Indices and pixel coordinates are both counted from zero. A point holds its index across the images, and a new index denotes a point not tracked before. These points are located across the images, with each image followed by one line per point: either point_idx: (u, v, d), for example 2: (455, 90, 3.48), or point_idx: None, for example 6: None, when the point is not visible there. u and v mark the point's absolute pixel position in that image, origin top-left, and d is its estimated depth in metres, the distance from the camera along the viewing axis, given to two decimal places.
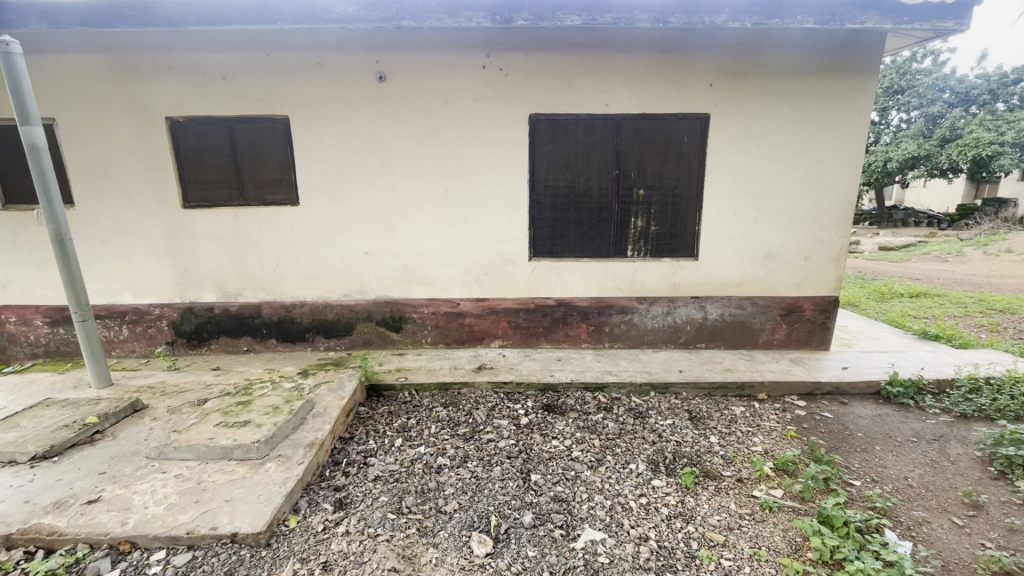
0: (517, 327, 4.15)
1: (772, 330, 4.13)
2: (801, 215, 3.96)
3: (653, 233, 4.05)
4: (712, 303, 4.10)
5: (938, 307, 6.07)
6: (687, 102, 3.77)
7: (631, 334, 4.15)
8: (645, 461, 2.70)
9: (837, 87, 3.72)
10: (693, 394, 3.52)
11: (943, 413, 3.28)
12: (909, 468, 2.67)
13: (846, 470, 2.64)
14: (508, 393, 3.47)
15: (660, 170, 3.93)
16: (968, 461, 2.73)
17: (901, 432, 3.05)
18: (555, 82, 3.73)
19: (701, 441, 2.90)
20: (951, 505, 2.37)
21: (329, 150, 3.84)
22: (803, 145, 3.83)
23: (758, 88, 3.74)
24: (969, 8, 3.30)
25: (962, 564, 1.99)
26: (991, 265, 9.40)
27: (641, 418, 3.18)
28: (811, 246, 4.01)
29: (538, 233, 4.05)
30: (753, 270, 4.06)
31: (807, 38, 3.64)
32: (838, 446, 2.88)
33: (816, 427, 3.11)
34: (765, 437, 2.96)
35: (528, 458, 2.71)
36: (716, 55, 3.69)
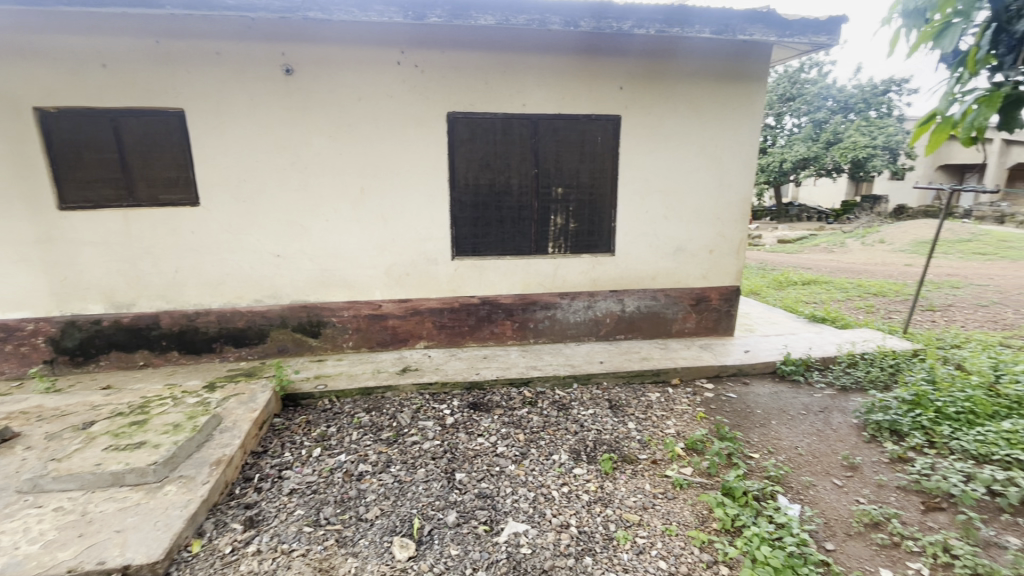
0: (442, 326, 4.11)
1: (684, 319, 4.41)
2: (705, 211, 4.26)
3: (572, 230, 4.17)
4: (629, 296, 4.30)
5: (825, 293, 6.77)
6: (599, 103, 3.93)
7: (555, 329, 4.26)
8: (568, 451, 2.79)
9: (732, 93, 4.04)
10: (613, 383, 3.67)
11: (828, 386, 3.67)
12: (799, 438, 2.97)
13: (747, 444, 2.88)
14: (433, 394, 3.44)
15: (577, 169, 4.05)
16: (848, 428, 3.08)
17: (793, 406, 3.38)
18: (471, 80, 3.74)
19: (620, 428, 3.04)
20: (833, 468, 2.66)
21: (232, 147, 3.59)
22: (705, 146, 4.12)
23: (663, 92, 3.96)
24: (839, 25, 3.70)
25: (841, 520, 2.25)
26: (868, 254, 10.63)
27: (564, 410, 3.27)
28: (714, 240, 4.32)
29: (460, 232, 4.03)
30: (665, 264, 4.31)
31: (705, 46, 3.91)
32: (741, 423, 3.14)
33: (722, 407, 3.36)
34: (677, 419, 3.16)
35: (452, 457, 2.70)
36: (624, 59, 3.87)
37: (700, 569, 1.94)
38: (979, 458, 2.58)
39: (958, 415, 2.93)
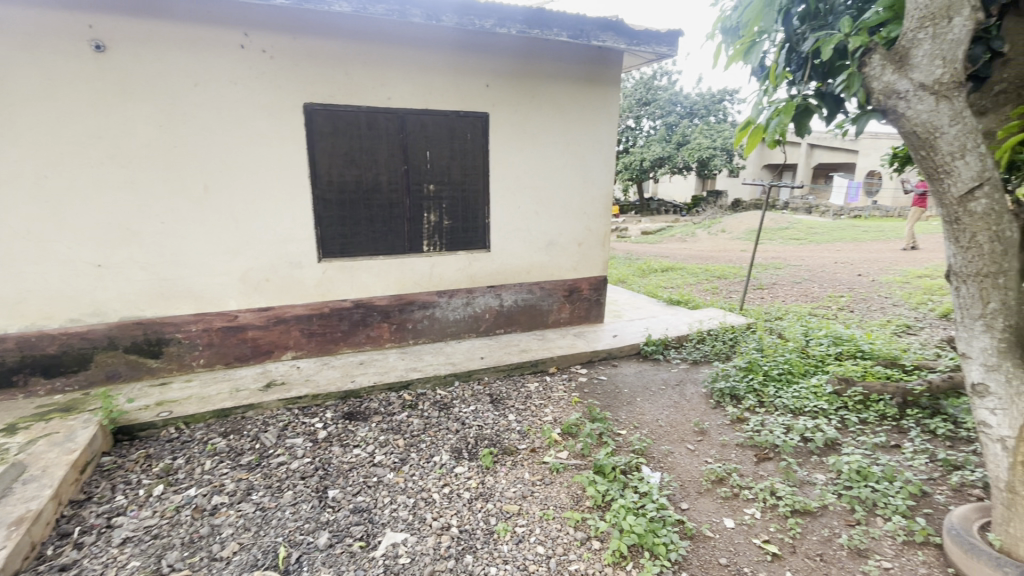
0: (311, 334, 3.82)
1: (558, 310, 4.61)
2: (572, 207, 4.49)
3: (447, 227, 4.13)
4: (506, 291, 4.39)
5: (679, 278, 7.57)
6: (467, 100, 3.93)
7: (434, 328, 4.20)
8: (449, 450, 2.76)
9: (591, 95, 4.30)
10: (494, 378, 3.72)
11: (682, 361, 4.11)
12: (660, 411, 3.28)
13: (615, 423, 3.11)
14: (303, 408, 3.18)
15: (448, 165, 4.02)
16: (698, 397, 3.48)
17: (654, 382, 3.73)
18: (330, 70, 3.51)
19: (500, 421, 3.09)
20: (687, 434, 2.98)
21: (25, 135, 2.96)
22: (569, 144, 4.34)
23: (527, 91, 4.09)
24: (677, 38, 4.13)
25: (693, 481, 2.52)
26: (713, 242, 12.12)
27: (446, 409, 3.24)
28: (582, 233, 4.58)
29: (326, 232, 3.77)
30: (538, 258, 4.47)
31: (564, 49, 4.12)
32: (610, 403, 3.38)
33: (594, 390, 3.59)
34: (554, 406, 3.30)
35: (325, 473, 2.53)
36: (490, 58, 3.92)
37: (575, 547, 2.05)
38: (796, 411, 3.07)
39: (780, 376, 3.46)
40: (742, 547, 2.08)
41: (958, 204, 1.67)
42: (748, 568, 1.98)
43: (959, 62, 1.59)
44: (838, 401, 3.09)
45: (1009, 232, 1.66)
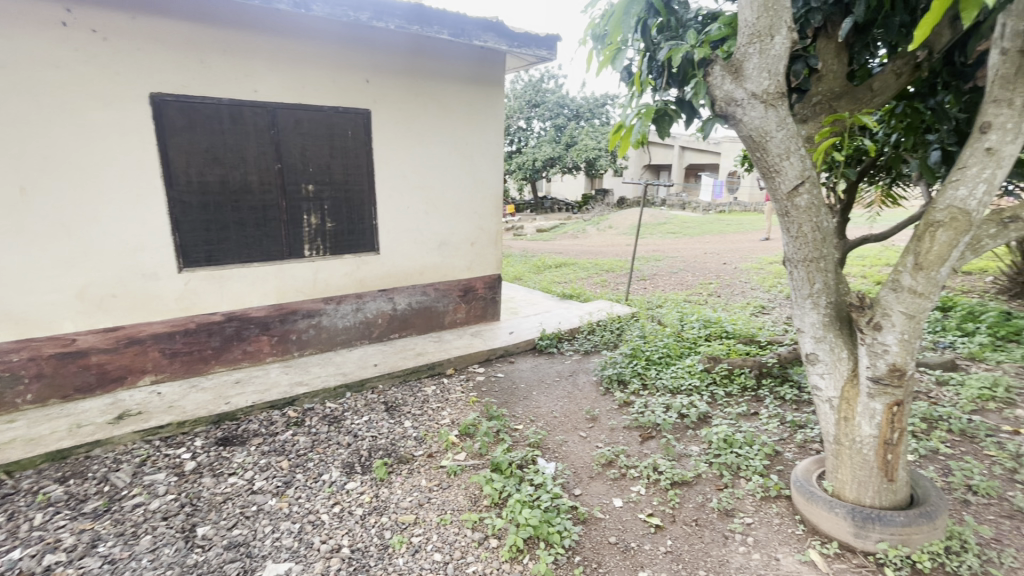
0: (175, 354, 3.39)
1: (454, 311, 4.58)
2: (463, 206, 4.48)
3: (330, 230, 3.89)
4: (399, 294, 4.26)
5: (571, 273, 7.91)
6: (345, 96, 3.74)
7: (321, 338, 3.94)
8: (339, 467, 2.61)
9: (476, 95, 4.32)
10: (388, 385, 3.59)
11: (575, 352, 4.29)
12: (554, 402, 3.39)
13: (512, 418, 3.16)
14: (165, 439, 2.81)
15: (328, 164, 3.79)
16: (589, 385, 3.66)
17: (549, 375, 3.86)
18: (181, 56, 3.13)
19: (396, 430, 2.99)
20: (580, 422, 3.12)
21: None
22: (457, 144, 4.32)
23: (411, 89, 3.99)
24: (555, 42, 4.29)
25: (586, 466, 2.64)
26: (602, 238, 12.85)
27: (336, 423, 3.06)
28: (474, 233, 4.58)
29: (186, 238, 3.37)
30: (431, 259, 4.39)
31: (446, 47, 4.08)
32: (507, 400, 3.42)
33: (491, 388, 3.61)
34: (452, 408, 3.27)
35: (193, 510, 2.25)
36: (368, 52, 3.77)
37: (473, 548, 2.03)
38: (674, 390, 3.35)
39: (660, 359, 3.75)
40: (630, 523, 2.21)
41: (787, 200, 1.92)
42: (635, 542, 2.11)
43: (781, 75, 1.82)
44: (708, 378, 3.43)
45: (826, 223, 1.94)
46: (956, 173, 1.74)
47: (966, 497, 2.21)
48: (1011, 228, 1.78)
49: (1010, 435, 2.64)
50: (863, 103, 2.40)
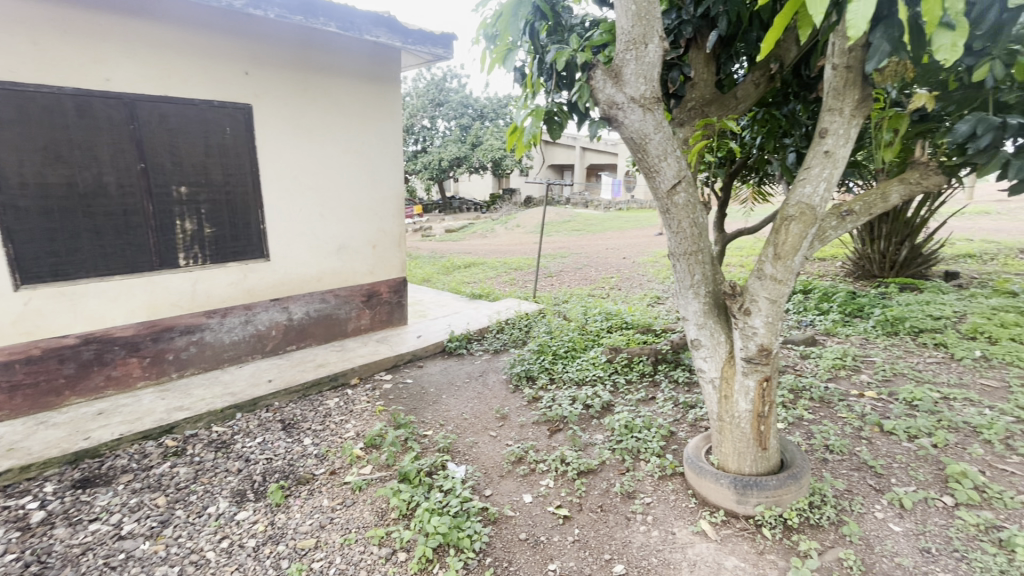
0: (15, 387, 2.88)
1: (357, 317, 4.38)
2: (362, 207, 4.29)
3: (209, 236, 3.54)
4: (295, 303, 3.99)
5: (480, 273, 7.92)
6: (220, 88, 3.42)
7: (205, 356, 3.57)
8: (227, 496, 2.37)
9: (370, 91, 4.15)
10: (286, 401, 3.34)
11: (485, 352, 4.30)
12: (464, 404, 3.37)
13: (421, 425, 3.08)
14: (4, 489, 2.37)
15: (203, 163, 3.44)
16: (499, 384, 3.68)
17: (459, 377, 3.82)
18: (6, 36, 2.67)
19: (294, 449, 2.80)
20: (490, 422, 3.13)
21: None
22: (352, 142, 4.12)
23: (297, 83, 3.74)
24: (451, 41, 4.27)
25: (496, 465, 2.66)
26: (511, 237, 13.03)
27: (224, 448, 2.79)
28: (375, 235, 4.40)
29: (24, 250, 2.88)
30: (328, 264, 4.16)
31: (335, 40, 3.88)
32: (416, 406, 3.34)
33: (399, 395, 3.51)
34: (356, 420, 3.12)
35: (42, 569, 1.92)
36: (247, 40, 3.47)
37: (380, 565, 1.95)
38: (579, 382, 3.48)
39: (566, 353, 3.88)
40: (539, 517, 2.25)
41: (667, 197, 2.05)
42: (545, 535, 2.15)
43: (655, 81, 1.93)
44: (610, 368, 3.60)
45: (701, 218, 2.10)
46: (803, 172, 1.97)
47: (824, 455, 2.53)
48: (848, 220, 2.05)
49: (857, 397, 3.07)
50: (728, 109, 2.64)
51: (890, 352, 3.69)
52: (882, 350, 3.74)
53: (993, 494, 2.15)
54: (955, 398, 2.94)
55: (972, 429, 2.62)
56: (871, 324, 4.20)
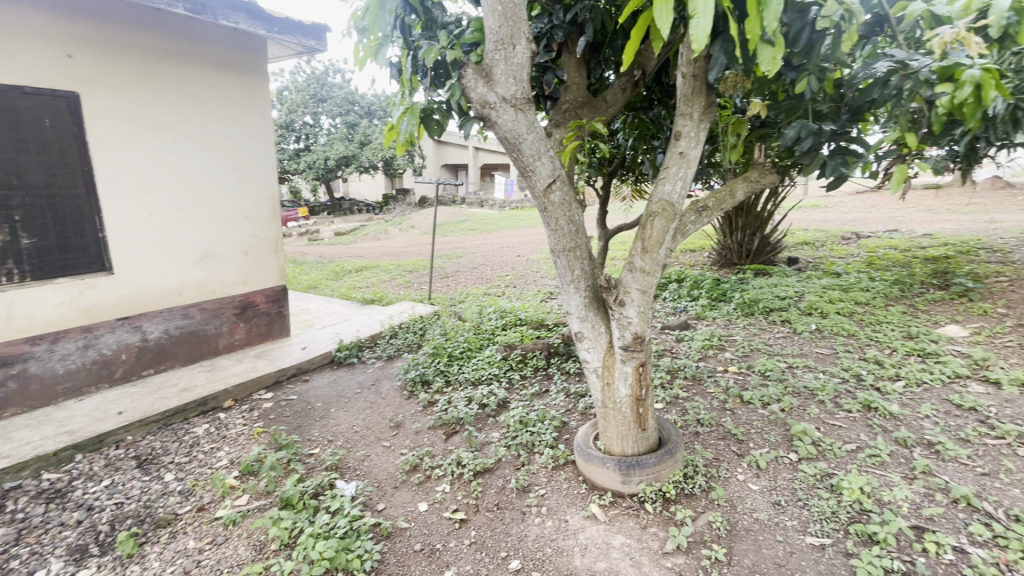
0: None
1: (230, 332, 3.97)
2: (228, 210, 3.88)
3: (28, 249, 3.00)
4: (150, 321, 3.50)
5: (373, 277, 7.61)
6: (34, 72, 2.90)
7: (31, 391, 3.00)
8: (62, 555, 2.01)
9: (231, 82, 3.77)
10: (141, 435, 2.92)
11: (377, 358, 4.12)
12: (355, 417, 3.20)
13: (306, 443, 2.87)
14: None
15: (15, 162, 2.90)
16: (394, 391, 3.55)
17: (349, 388, 3.62)
18: None
19: (152, 488, 2.45)
20: (383, 432, 3.00)
21: None
22: (212, 138, 3.71)
23: (139, 71, 3.29)
24: (322, 32, 4.06)
25: (389, 478, 2.55)
26: (406, 238, 12.70)
27: (59, 498, 2.36)
28: (246, 241, 4.01)
29: None
30: (190, 275, 3.71)
31: (185, 23, 3.47)
32: (301, 424, 3.11)
33: (281, 414, 3.23)
34: (230, 446, 2.82)
35: None
36: (67, 17, 2.97)
37: None
38: (476, 382, 3.47)
39: (462, 354, 3.85)
40: (435, 525, 2.21)
41: (544, 197, 2.11)
42: (440, 543, 2.11)
43: (525, 82, 1.97)
44: (505, 366, 3.64)
45: (577, 216, 2.19)
46: (663, 172, 2.13)
47: (696, 429, 2.78)
48: (704, 215, 2.27)
49: (723, 373, 3.43)
50: (599, 112, 2.76)
51: (747, 331, 4.17)
52: (741, 329, 4.21)
53: (826, 446, 2.51)
54: (798, 367, 3.39)
55: (810, 392, 3.05)
56: (732, 307, 4.71)
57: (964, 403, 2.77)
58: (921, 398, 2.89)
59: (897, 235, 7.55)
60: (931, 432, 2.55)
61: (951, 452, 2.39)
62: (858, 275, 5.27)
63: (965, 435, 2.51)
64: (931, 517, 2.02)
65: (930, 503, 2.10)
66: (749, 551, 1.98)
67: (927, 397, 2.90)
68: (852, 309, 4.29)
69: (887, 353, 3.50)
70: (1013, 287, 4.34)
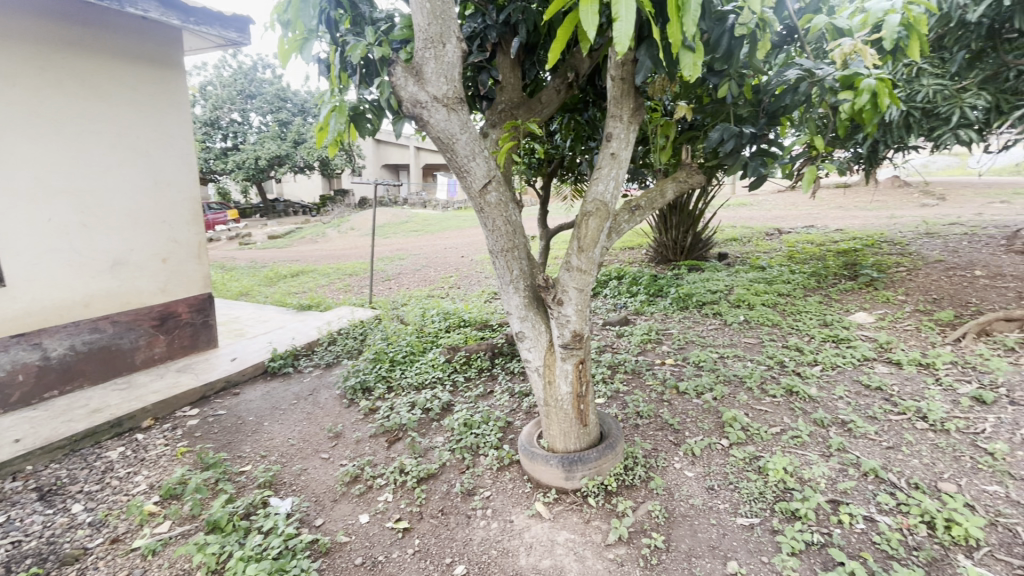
0: None
1: (148, 346, 3.67)
2: (143, 214, 3.58)
3: None
4: (51, 337, 3.17)
5: (310, 281, 7.30)
6: None
7: None
8: None
9: (142, 75, 3.49)
10: (43, 464, 2.63)
11: (315, 367, 3.95)
12: (290, 429, 3.05)
13: (236, 461, 2.70)
14: None
15: None
16: (333, 400, 3.41)
17: (284, 399, 3.45)
18: None
19: (57, 521, 2.22)
20: (320, 444, 2.88)
21: None
22: (121, 136, 3.41)
23: (31, 61, 2.99)
24: (245, 25, 3.83)
25: (328, 491, 2.45)
26: (345, 241, 12.29)
27: None
28: (165, 247, 3.72)
29: None
30: (100, 285, 3.40)
31: (85, 10, 3.18)
32: (231, 440, 2.92)
33: (208, 431, 3.03)
34: (150, 469, 2.61)
35: None
36: None
37: None
38: (419, 386, 3.41)
39: (404, 358, 3.77)
40: (377, 537, 2.14)
41: (480, 196, 2.09)
42: (383, 554, 2.05)
43: (457, 81, 1.95)
44: (449, 368, 3.60)
45: (514, 216, 2.19)
46: (596, 172, 2.18)
47: (636, 422, 2.87)
48: (637, 214, 2.34)
49: (660, 366, 3.56)
50: (535, 113, 2.78)
51: (683, 324, 4.35)
52: (677, 323, 4.40)
53: (754, 431, 2.66)
54: (728, 357, 3.58)
55: (739, 380, 3.23)
56: (668, 302, 4.91)
57: (871, 383, 3.03)
58: (836, 381, 3.14)
59: (813, 231, 8.16)
60: (844, 411, 2.77)
61: (861, 429, 2.61)
62: (780, 269, 5.65)
63: (873, 413, 2.74)
64: (845, 491, 2.19)
65: (844, 478, 2.28)
66: (686, 536, 2.06)
67: (841, 379, 3.14)
68: (775, 300, 4.59)
69: (806, 340, 3.77)
70: (910, 276, 4.80)
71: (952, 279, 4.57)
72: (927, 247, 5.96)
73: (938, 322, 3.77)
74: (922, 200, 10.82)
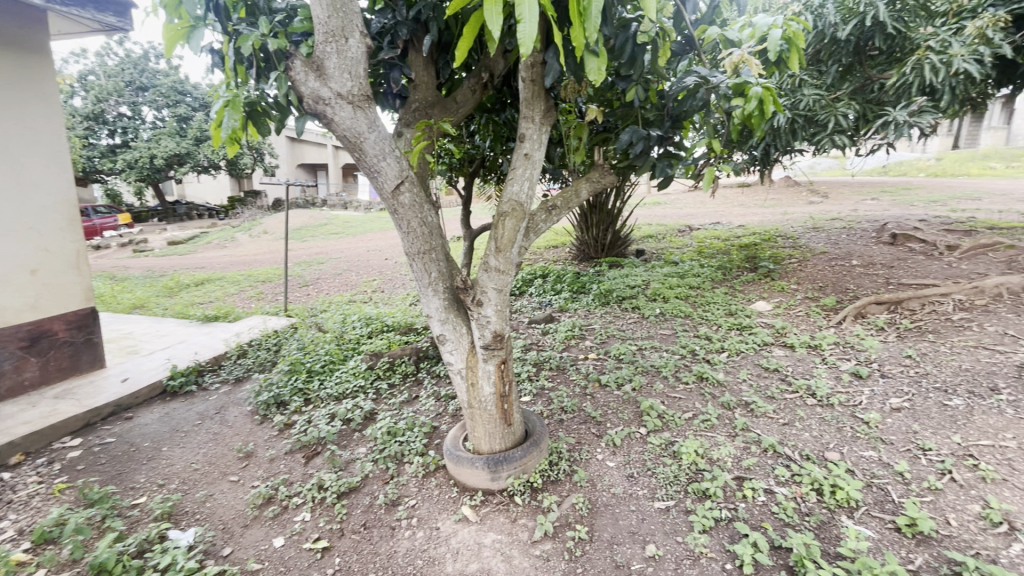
0: None
1: (17, 369, 3.21)
2: (4, 219, 3.12)
3: None
4: None
5: (218, 290, 6.76)
6: None
7: None
8: None
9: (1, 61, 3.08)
10: None
11: (222, 383, 3.66)
12: (194, 453, 2.80)
13: (128, 493, 2.43)
14: None
15: None
16: (243, 418, 3.17)
17: (186, 420, 3.16)
18: None
19: None
20: (229, 466, 2.67)
21: None
22: None
23: None
24: (127, 9, 3.49)
25: (237, 517, 2.28)
26: (258, 246, 11.52)
27: None
28: (35, 257, 3.27)
29: None
30: None
31: None
32: (122, 471, 2.63)
33: (94, 463, 2.70)
34: (20, 512, 2.28)
35: None
36: None
37: None
38: (339, 397, 3.25)
39: (323, 368, 3.58)
40: (293, 560, 2.02)
41: (393, 198, 2.03)
42: None
43: (362, 78, 1.87)
44: (371, 375, 3.47)
45: (430, 218, 2.15)
46: (510, 173, 2.19)
47: (560, 417, 2.93)
48: (554, 213, 2.38)
49: (583, 361, 3.66)
50: (449, 112, 2.75)
51: (604, 319, 4.52)
52: (598, 318, 4.55)
53: (669, 417, 2.81)
54: (646, 348, 3.76)
55: (656, 370, 3.39)
56: (591, 298, 5.06)
57: (770, 365, 3.31)
58: (740, 365, 3.40)
59: (719, 227, 8.78)
60: (748, 394, 3.00)
61: (762, 409, 2.84)
62: (691, 263, 6.02)
63: (771, 393, 2.99)
64: (748, 467, 2.37)
65: (747, 455, 2.47)
66: (608, 524, 2.13)
67: (744, 364, 3.40)
68: (687, 293, 4.88)
69: (714, 329, 4.05)
70: (801, 267, 5.31)
71: (834, 269, 5.11)
72: (814, 240, 6.62)
73: (824, 307, 4.20)
74: (809, 198, 12.03)
